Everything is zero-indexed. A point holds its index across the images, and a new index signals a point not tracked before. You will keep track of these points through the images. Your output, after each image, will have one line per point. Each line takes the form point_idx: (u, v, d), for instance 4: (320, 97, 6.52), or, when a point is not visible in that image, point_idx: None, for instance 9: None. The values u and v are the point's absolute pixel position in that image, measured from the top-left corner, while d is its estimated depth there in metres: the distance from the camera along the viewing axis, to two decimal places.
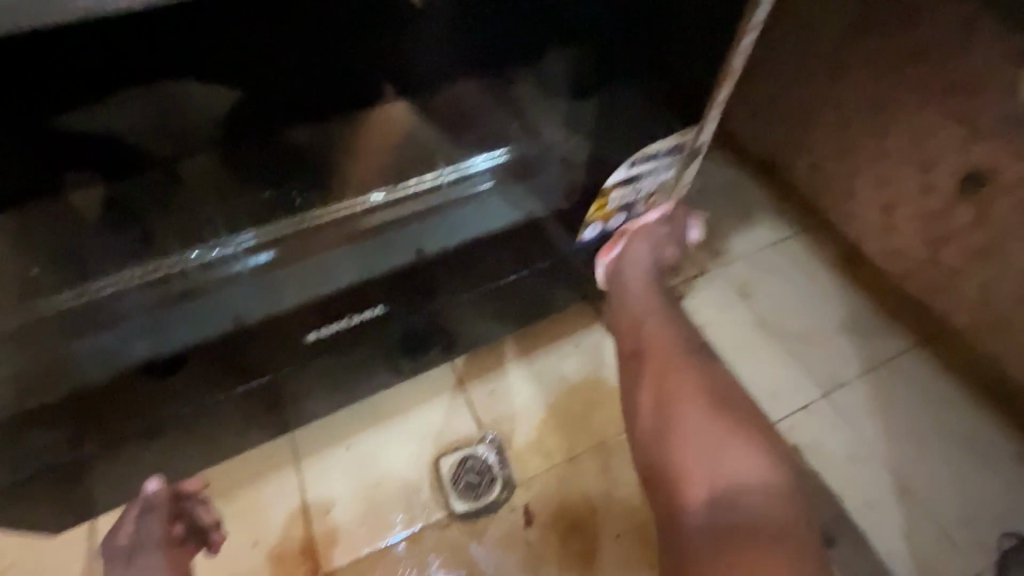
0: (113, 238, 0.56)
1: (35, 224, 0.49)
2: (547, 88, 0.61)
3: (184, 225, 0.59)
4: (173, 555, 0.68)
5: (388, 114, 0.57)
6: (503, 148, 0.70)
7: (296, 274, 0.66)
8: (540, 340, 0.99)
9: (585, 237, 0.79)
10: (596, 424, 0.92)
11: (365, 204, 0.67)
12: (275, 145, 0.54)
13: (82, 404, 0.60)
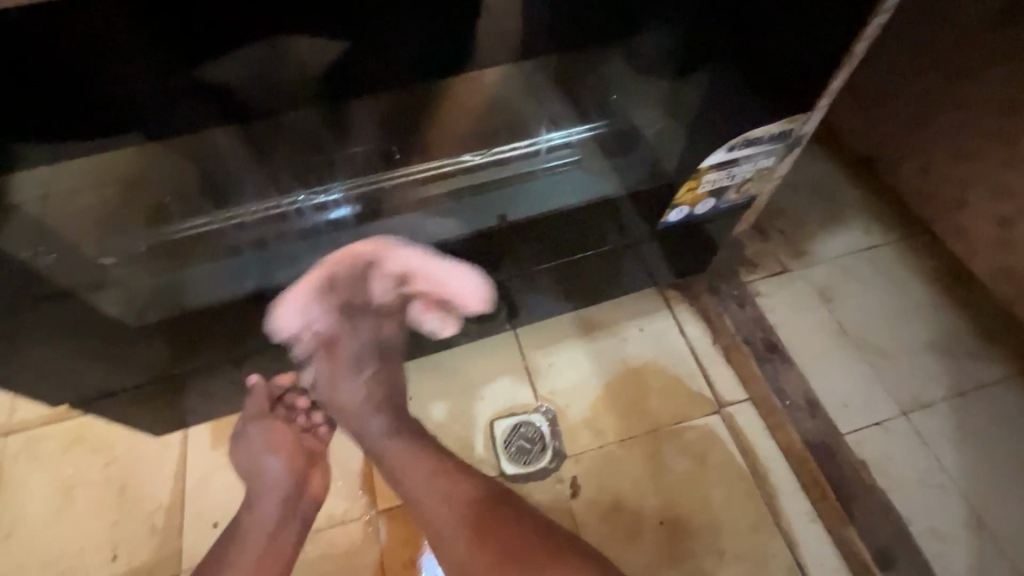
0: (224, 183, 0.61)
1: (164, 162, 0.54)
2: (639, 66, 0.62)
3: (297, 173, 0.64)
4: (268, 427, 0.80)
5: (483, 81, 0.59)
6: (592, 124, 0.71)
7: (379, 229, 0.69)
8: (603, 318, 1.00)
9: (669, 218, 0.81)
10: (652, 408, 0.92)
11: (445, 168, 0.69)
12: (370, 107, 0.56)
13: (190, 326, 0.67)
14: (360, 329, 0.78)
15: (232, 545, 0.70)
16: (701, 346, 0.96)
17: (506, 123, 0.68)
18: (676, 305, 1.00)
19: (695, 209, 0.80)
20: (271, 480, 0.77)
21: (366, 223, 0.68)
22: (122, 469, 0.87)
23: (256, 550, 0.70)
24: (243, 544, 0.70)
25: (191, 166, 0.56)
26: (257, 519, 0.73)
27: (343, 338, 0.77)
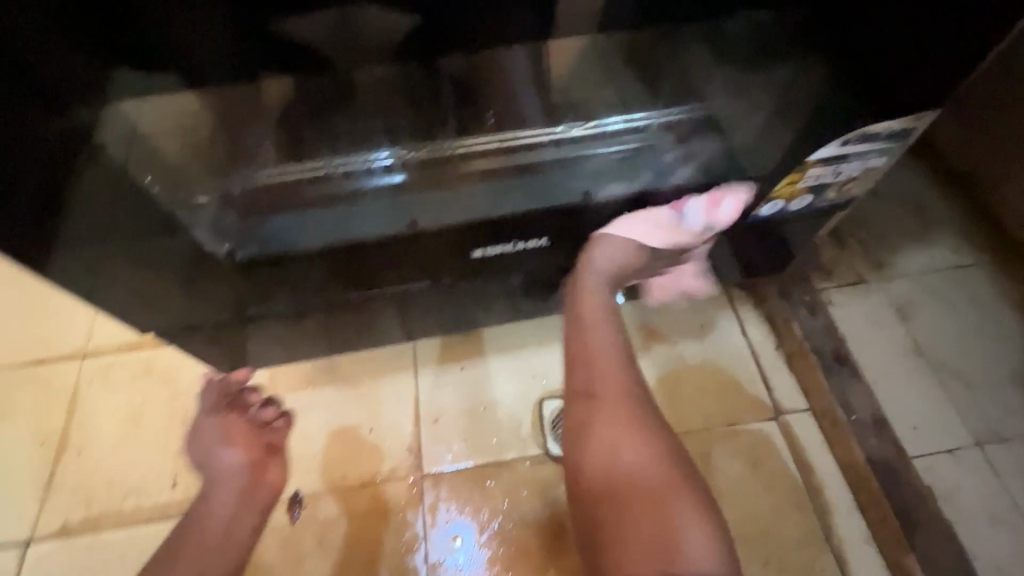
0: (303, 130, 0.62)
1: (239, 104, 0.56)
2: (725, 52, 0.60)
3: (361, 135, 0.65)
4: (226, 421, 0.73)
5: (556, 54, 0.58)
6: (688, 106, 0.69)
7: (422, 203, 0.70)
8: (662, 311, 0.98)
9: (761, 211, 0.78)
10: (706, 407, 0.90)
11: (501, 142, 0.69)
12: (437, 74, 0.57)
13: (274, 269, 0.69)
14: (637, 251, 0.78)
15: (181, 546, 0.65)
16: (763, 349, 0.93)
17: (568, 103, 0.68)
18: (741, 306, 0.97)
19: (789, 206, 0.77)
20: (225, 472, 0.71)
21: (415, 194, 0.69)
22: (186, 403, 0.92)
23: (205, 551, 0.65)
24: (196, 546, 0.65)
25: (254, 116, 0.58)
26: (209, 522, 0.67)
27: (625, 248, 0.76)
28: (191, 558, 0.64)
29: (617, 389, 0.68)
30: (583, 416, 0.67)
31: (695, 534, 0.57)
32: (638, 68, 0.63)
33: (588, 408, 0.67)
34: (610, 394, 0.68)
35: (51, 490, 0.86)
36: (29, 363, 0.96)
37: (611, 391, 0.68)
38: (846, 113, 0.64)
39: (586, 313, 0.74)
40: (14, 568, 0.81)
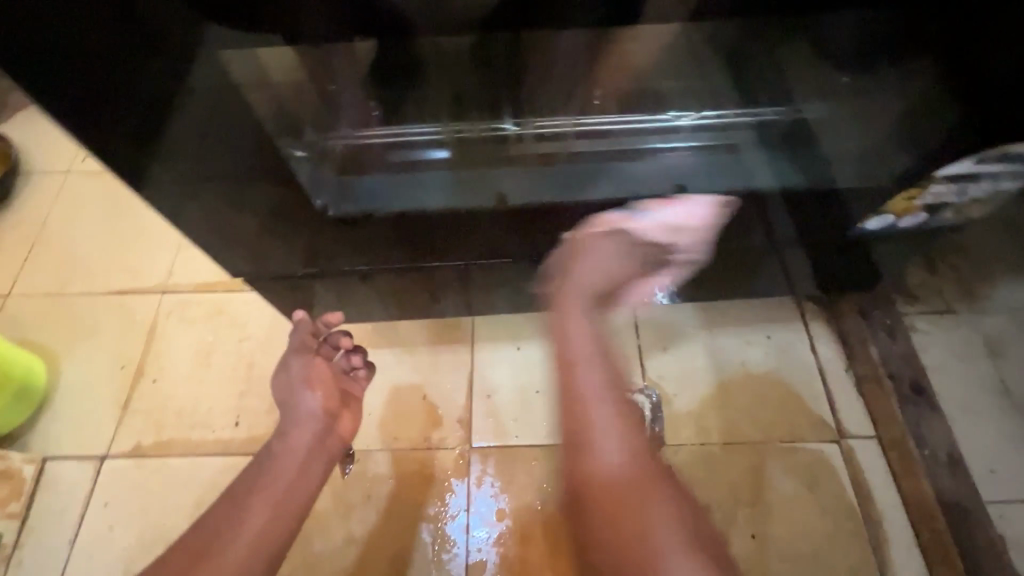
0: (384, 93, 0.60)
1: (332, 66, 0.56)
2: (823, 52, 0.57)
3: (444, 106, 0.62)
4: (312, 364, 0.77)
5: (644, 39, 0.57)
6: (789, 106, 0.65)
7: (486, 176, 0.68)
8: (728, 316, 0.95)
9: (867, 225, 0.75)
10: (765, 420, 0.87)
11: (579, 127, 0.67)
12: (525, 52, 0.56)
13: (366, 231, 0.71)
14: (629, 254, 0.74)
15: (259, 475, 0.67)
16: (832, 369, 0.90)
17: (657, 92, 0.64)
18: (813, 321, 0.93)
19: (900, 221, 0.74)
20: (304, 414, 0.73)
21: (479, 167, 0.68)
22: (253, 348, 0.96)
23: (284, 483, 0.67)
24: (273, 477, 0.67)
25: (343, 77, 0.57)
26: (284, 459, 0.69)
27: (618, 257, 0.73)
28: (264, 488, 0.66)
29: (587, 354, 0.67)
30: (575, 391, 0.64)
31: (663, 516, 0.56)
32: (734, 59, 0.60)
33: (576, 381, 0.65)
34: (585, 383, 0.64)
35: (127, 412, 0.91)
36: (116, 291, 1.02)
37: (580, 358, 0.66)
38: (959, 124, 0.59)
39: (584, 277, 0.72)
40: (90, 478, 0.86)
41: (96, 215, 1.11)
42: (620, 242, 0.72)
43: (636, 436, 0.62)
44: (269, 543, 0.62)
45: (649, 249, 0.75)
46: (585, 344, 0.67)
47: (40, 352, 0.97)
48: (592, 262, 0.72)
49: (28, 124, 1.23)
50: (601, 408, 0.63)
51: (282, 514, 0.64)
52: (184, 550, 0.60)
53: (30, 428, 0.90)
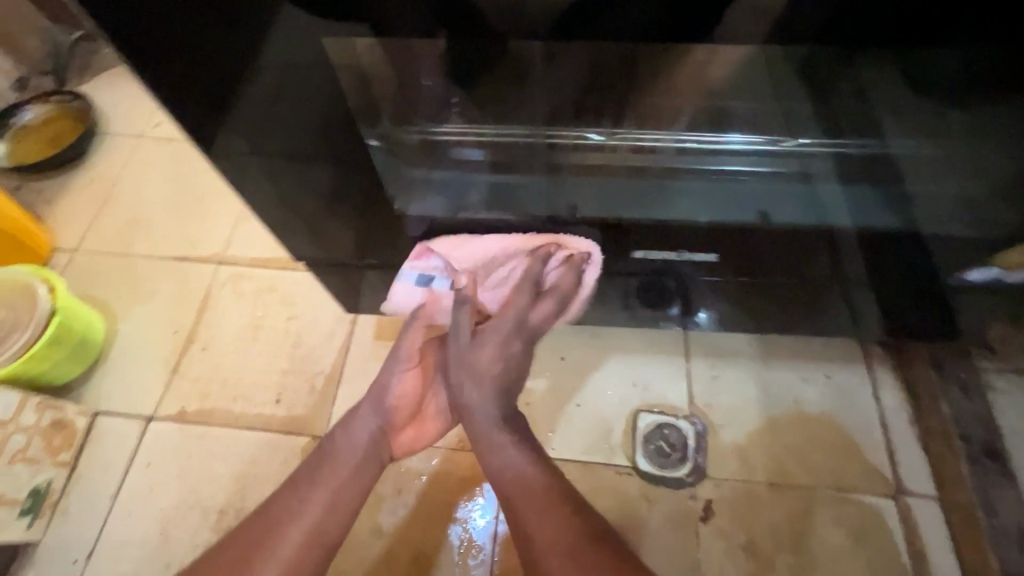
0: (444, 89, 0.58)
1: (399, 56, 0.54)
2: (918, 86, 0.51)
3: (502, 106, 0.60)
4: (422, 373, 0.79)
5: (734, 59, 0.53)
6: (872, 139, 0.59)
7: (523, 183, 0.66)
8: (785, 349, 0.91)
9: (969, 275, 0.67)
10: (815, 465, 0.82)
11: (642, 142, 0.63)
12: (595, 58, 0.53)
13: (432, 229, 0.70)
14: (498, 342, 0.72)
15: (320, 467, 0.67)
16: (894, 419, 0.85)
17: (729, 109, 0.60)
18: (878, 365, 0.88)
19: (1008, 275, 0.66)
20: (371, 412, 0.73)
21: (522, 173, 0.65)
22: (299, 328, 0.96)
23: (340, 476, 0.66)
24: (332, 473, 0.66)
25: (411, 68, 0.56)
26: (343, 453, 0.68)
27: (464, 346, 0.72)
28: (319, 484, 0.65)
29: (486, 405, 0.70)
30: (484, 444, 0.68)
31: (558, 535, 0.57)
32: (817, 84, 0.55)
33: (486, 434, 0.69)
34: (490, 437, 0.68)
35: (175, 377, 0.93)
36: (175, 257, 1.05)
37: (478, 404, 0.70)
38: None
39: (470, 373, 0.71)
40: (135, 438, 0.88)
41: (162, 182, 1.14)
42: (470, 339, 0.72)
43: (551, 479, 0.63)
44: (315, 545, 0.60)
45: (514, 305, 0.71)
46: (486, 396, 0.70)
47: (101, 309, 1.01)
48: (474, 362, 0.71)
49: (108, 87, 1.28)
50: (511, 452, 0.66)
51: (331, 512, 0.63)
52: (235, 540, 0.60)
53: (86, 381, 0.93)
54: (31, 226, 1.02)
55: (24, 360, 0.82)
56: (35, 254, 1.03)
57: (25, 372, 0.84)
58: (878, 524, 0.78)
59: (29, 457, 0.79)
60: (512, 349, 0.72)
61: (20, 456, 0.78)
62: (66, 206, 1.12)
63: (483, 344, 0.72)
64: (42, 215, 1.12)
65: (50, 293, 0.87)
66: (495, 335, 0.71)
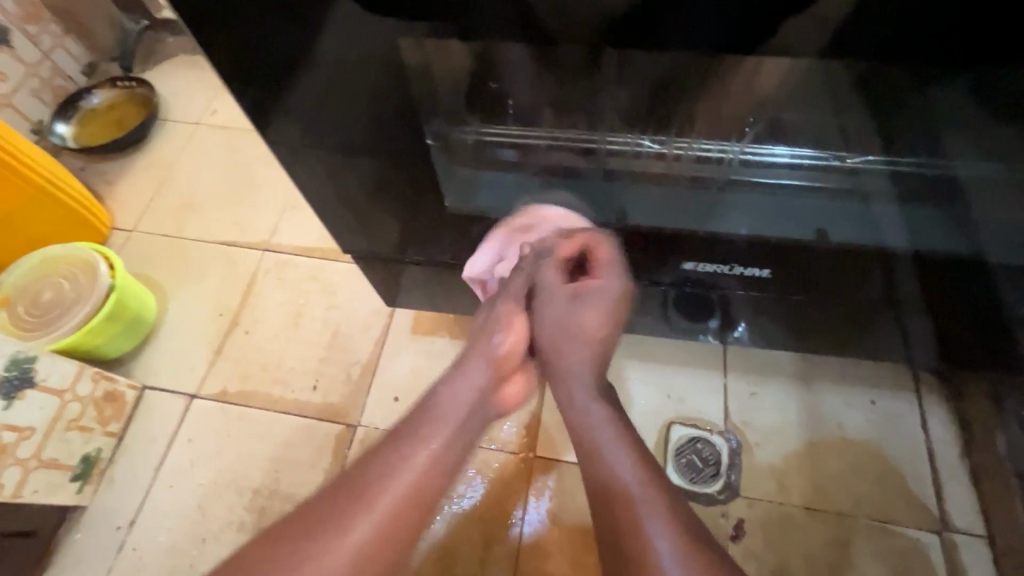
0: (500, 90, 0.60)
1: (454, 62, 0.55)
2: (986, 106, 0.48)
3: (555, 109, 0.61)
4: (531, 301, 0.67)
5: (795, 72, 0.51)
6: (941, 158, 0.55)
7: (563, 187, 0.65)
8: (828, 371, 0.88)
9: None
10: (855, 493, 0.80)
11: (694, 151, 0.62)
12: (649, 70, 0.53)
13: (477, 230, 0.70)
14: (601, 308, 0.64)
15: (422, 428, 0.56)
16: (942, 451, 0.81)
17: (781, 120, 0.59)
18: (927, 395, 0.85)
19: None
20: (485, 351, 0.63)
21: (563, 179, 0.65)
22: (338, 318, 0.99)
23: (442, 437, 0.56)
24: (428, 446, 0.55)
25: (469, 69, 0.57)
26: (439, 425, 0.56)
27: (565, 313, 0.63)
28: (418, 450, 0.54)
29: (581, 376, 0.61)
30: (582, 422, 0.57)
31: (669, 552, 0.46)
32: (879, 103, 0.52)
33: (583, 410, 0.58)
34: (590, 414, 0.57)
35: (218, 358, 0.97)
36: (223, 242, 1.09)
37: (575, 373, 0.61)
38: None
39: (561, 363, 0.62)
40: (179, 414, 0.92)
41: (215, 168, 1.18)
42: (564, 317, 0.63)
43: (650, 473, 0.52)
44: (410, 520, 0.52)
45: (605, 275, 0.65)
46: (582, 367, 0.61)
47: (153, 288, 1.05)
48: (579, 337, 0.62)
49: (169, 75, 1.33)
50: (607, 436, 0.55)
51: (427, 486, 0.53)
52: (327, 503, 0.51)
53: (136, 357, 0.97)
54: (93, 206, 1.07)
55: (82, 333, 0.87)
56: (96, 231, 1.08)
57: (83, 345, 0.88)
58: (920, 559, 0.75)
59: (81, 426, 0.83)
60: (620, 303, 0.65)
61: (75, 424, 0.82)
62: (125, 188, 1.18)
63: (586, 312, 0.63)
64: (102, 195, 1.17)
65: (110, 271, 0.91)
66: (598, 301, 0.64)
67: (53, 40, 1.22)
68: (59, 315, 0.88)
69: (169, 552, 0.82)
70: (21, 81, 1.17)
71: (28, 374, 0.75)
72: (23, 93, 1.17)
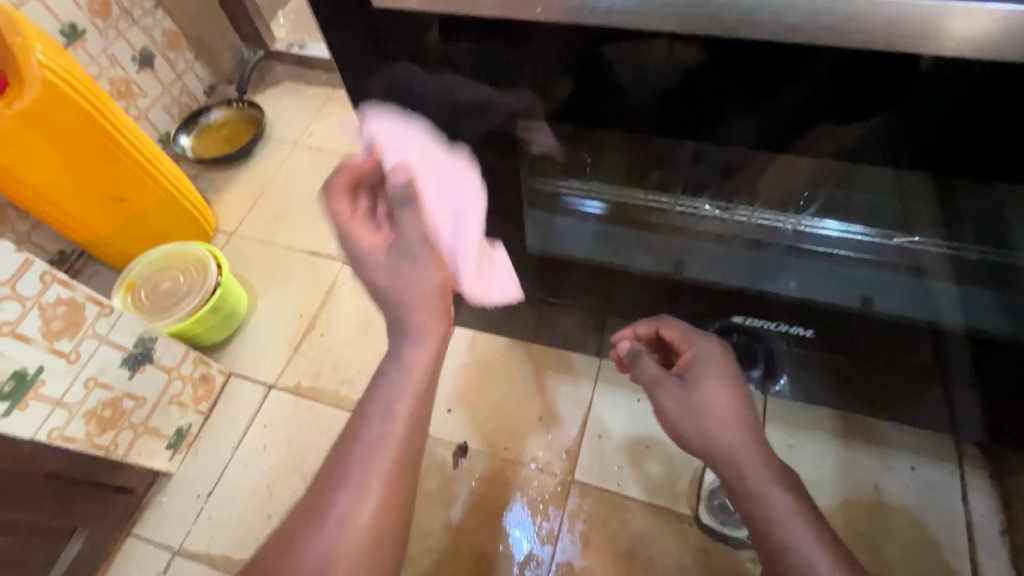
0: (568, 157, 0.65)
1: (531, 146, 0.61)
2: None
3: (619, 173, 0.66)
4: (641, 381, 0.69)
5: (848, 176, 0.56)
6: (995, 250, 0.57)
7: (633, 239, 0.73)
8: (868, 433, 0.90)
9: None
10: (888, 558, 0.81)
11: (749, 217, 0.67)
12: (705, 161, 0.59)
13: (546, 267, 0.78)
14: (714, 371, 0.63)
15: (373, 429, 0.56)
16: (984, 527, 0.81)
17: (837, 197, 0.61)
18: (970, 468, 0.85)
19: None
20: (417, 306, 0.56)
21: (634, 231, 0.72)
22: None
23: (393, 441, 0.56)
24: (378, 443, 0.55)
25: (540, 150, 0.63)
26: (396, 420, 0.56)
27: (681, 395, 0.63)
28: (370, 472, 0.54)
29: (743, 449, 0.57)
30: (741, 480, 0.56)
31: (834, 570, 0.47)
32: (946, 192, 0.52)
33: (762, 497, 0.53)
34: (745, 472, 0.55)
35: (295, 354, 1.08)
36: (309, 252, 1.21)
37: (737, 453, 0.57)
38: None
39: (718, 444, 0.58)
40: (258, 401, 1.03)
41: (307, 185, 1.32)
42: (688, 400, 0.62)
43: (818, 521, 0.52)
44: (379, 541, 0.53)
45: (695, 343, 0.67)
46: (739, 441, 0.58)
47: (246, 286, 1.18)
48: (712, 410, 0.60)
49: (276, 99, 1.50)
50: (795, 529, 0.51)
51: (390, 500, 0.54)
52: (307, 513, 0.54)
53: (226, 346, 1.10)
54: (204, 210, 1.23)
55: (189, 321, 1.00)
56: (204, 232, 1.24)
57: (187, 331, 1.01)
58: None
59: (180, 402, 0.96)
60: (728, 361, 0.64)
61: (175, 399, 0.95)
62: (229, 196, 1.33)
63: (703, 384, 0.62)
64: (210, 201, 1.33)
65: (218, 267, 1.05)
66: (706, 368, 0.64)
67: (186, 64, 1.40)
68: (172, 303, 1.02)
69: (239, 522, 0.92)
70: (157, 98, 1.35)
71: (148, 352, 0.88)
72: (157, 108, 1.36)
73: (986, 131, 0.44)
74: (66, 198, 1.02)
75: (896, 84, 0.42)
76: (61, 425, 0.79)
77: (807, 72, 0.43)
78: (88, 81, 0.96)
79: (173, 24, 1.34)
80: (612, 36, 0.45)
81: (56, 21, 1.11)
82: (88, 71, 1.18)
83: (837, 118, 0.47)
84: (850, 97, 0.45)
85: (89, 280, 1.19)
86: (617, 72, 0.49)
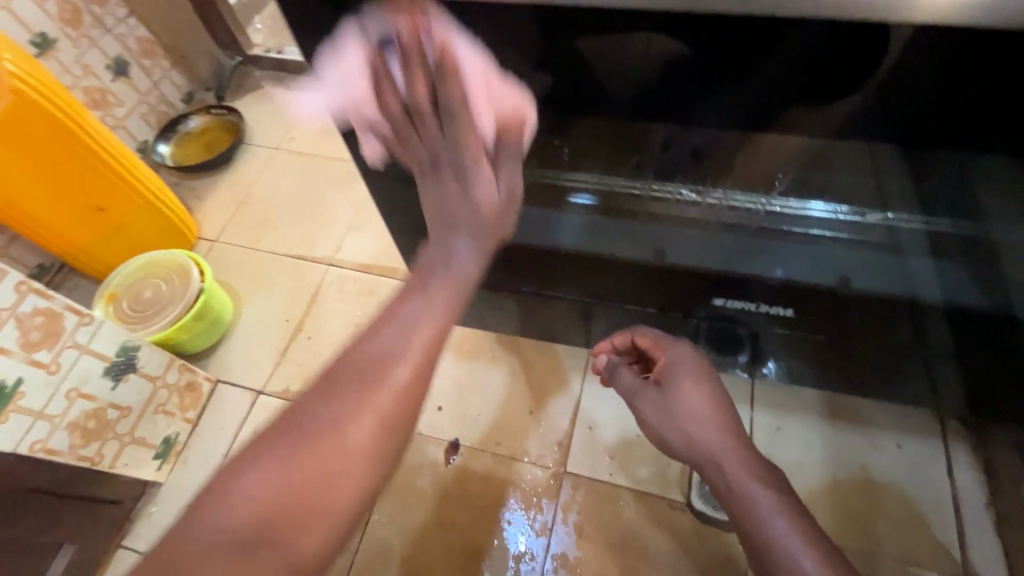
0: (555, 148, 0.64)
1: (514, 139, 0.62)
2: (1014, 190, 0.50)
3: (598, 164, 0.67)
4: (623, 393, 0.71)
5: (819, 153, 0.56)
6: (967, 224, 0.58)
7: (621, 228, 0.72)
8: (854, 412, 0.91)
9: None
10: (877, 534, 0.82)
11: (724, 200, 0.68)
12: (679, 143, 0.59)
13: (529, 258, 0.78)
14: (688, 373, 0.64)
15: (414, 300, 0.43)
16: (969, 499, 0.83)
17: (812, 177, 0.62)
18: (954, 442, 0.87)
19: None
20: (488, 211, 0.47)
21: (620, 220, 0.72)
22: None
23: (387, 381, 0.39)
24: (389, 360, 0.39)
25: None
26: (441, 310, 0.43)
27: (660, 403, 0.64)
28: (349, 418, 0.38)
29: (724, 448, 0.57)
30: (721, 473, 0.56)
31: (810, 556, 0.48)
32: (915, 168, 0.53)
33: (743, 494, 0.54)
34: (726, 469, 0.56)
35: (283, 359, 1.07)
36: (294, 256, 1.21)
37: (718, 452, 0.57)
38: None
39: (698, 442, 0.59)
40: (247, 407, 1.02)
41: (290, 190, 1.32)
42: (666, 406, 0.63)
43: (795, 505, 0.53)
44: (381, 463, 0.38)
45: (667, 349, 0.68)
46: (719, 441, 0.58)
47: (231, 292, 1.17)
48: (690, 413, 0.61)
49: (256, 104, 1.49)
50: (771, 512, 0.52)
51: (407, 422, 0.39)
52: (277, 431, 0.38)
53: (213, 353, 1.09)
54: (185, 216, 1.21)
55: (172, 329, 0.99)
56: (186, 238, 1.23)
57: (171, 339, 1.01)
58: None
59: (166, 411, 0.95)
60: (701, 362, 0.66)
61: (161, 408, 0.94)
62: (211, 203, 1.32)
63: (679, 389, 0.63)
64: (192, 209, 1.32)
65: (200, 274, 1.04)
66: (680, 373, 0.65)
67: (163, 72, 1.39)
68: (155, 311, 1.01)
69: None
70: (134, 106, 1.34)
71: (132, 361, 0.87)
72: (135, 117, 1.34)
73: (945, 103, 0.45)
74: (43, 208, 1.01)
75: (863, 63, 0.43)
76: (43, 437, 0.78)
77: (767, 54, 0.44)
78: (61, 90, 0.95)
79: (148, 33, 1.33)
80: (588, 30, 0.46)
81: (26, 32, 1.10)
82: (62, 81, 1.17)
83: (803, 93, 0.48)
84: (813, 74, 0.46)
85: (70, 293, 1.18)
86: (590, 61, 0.50)
